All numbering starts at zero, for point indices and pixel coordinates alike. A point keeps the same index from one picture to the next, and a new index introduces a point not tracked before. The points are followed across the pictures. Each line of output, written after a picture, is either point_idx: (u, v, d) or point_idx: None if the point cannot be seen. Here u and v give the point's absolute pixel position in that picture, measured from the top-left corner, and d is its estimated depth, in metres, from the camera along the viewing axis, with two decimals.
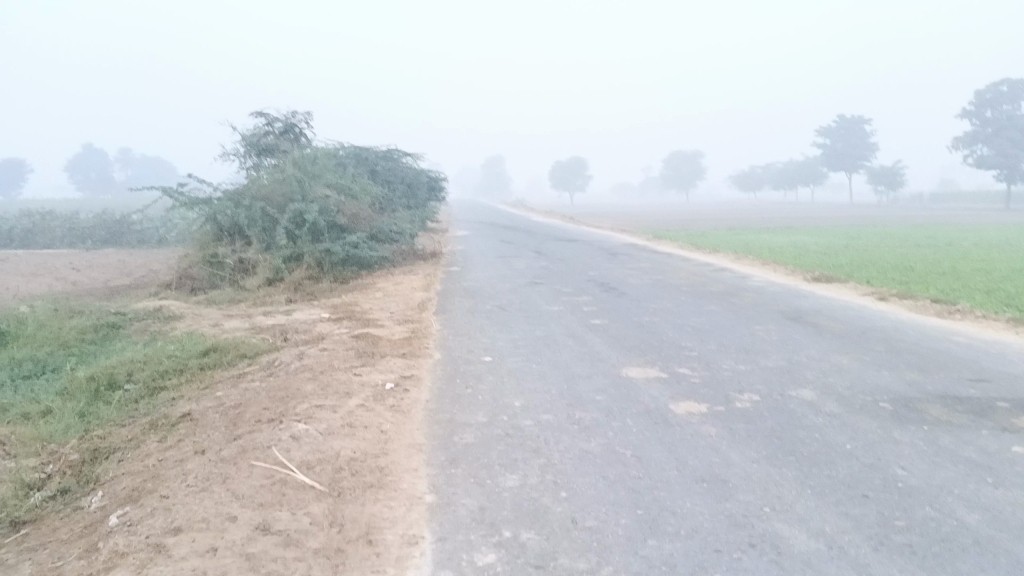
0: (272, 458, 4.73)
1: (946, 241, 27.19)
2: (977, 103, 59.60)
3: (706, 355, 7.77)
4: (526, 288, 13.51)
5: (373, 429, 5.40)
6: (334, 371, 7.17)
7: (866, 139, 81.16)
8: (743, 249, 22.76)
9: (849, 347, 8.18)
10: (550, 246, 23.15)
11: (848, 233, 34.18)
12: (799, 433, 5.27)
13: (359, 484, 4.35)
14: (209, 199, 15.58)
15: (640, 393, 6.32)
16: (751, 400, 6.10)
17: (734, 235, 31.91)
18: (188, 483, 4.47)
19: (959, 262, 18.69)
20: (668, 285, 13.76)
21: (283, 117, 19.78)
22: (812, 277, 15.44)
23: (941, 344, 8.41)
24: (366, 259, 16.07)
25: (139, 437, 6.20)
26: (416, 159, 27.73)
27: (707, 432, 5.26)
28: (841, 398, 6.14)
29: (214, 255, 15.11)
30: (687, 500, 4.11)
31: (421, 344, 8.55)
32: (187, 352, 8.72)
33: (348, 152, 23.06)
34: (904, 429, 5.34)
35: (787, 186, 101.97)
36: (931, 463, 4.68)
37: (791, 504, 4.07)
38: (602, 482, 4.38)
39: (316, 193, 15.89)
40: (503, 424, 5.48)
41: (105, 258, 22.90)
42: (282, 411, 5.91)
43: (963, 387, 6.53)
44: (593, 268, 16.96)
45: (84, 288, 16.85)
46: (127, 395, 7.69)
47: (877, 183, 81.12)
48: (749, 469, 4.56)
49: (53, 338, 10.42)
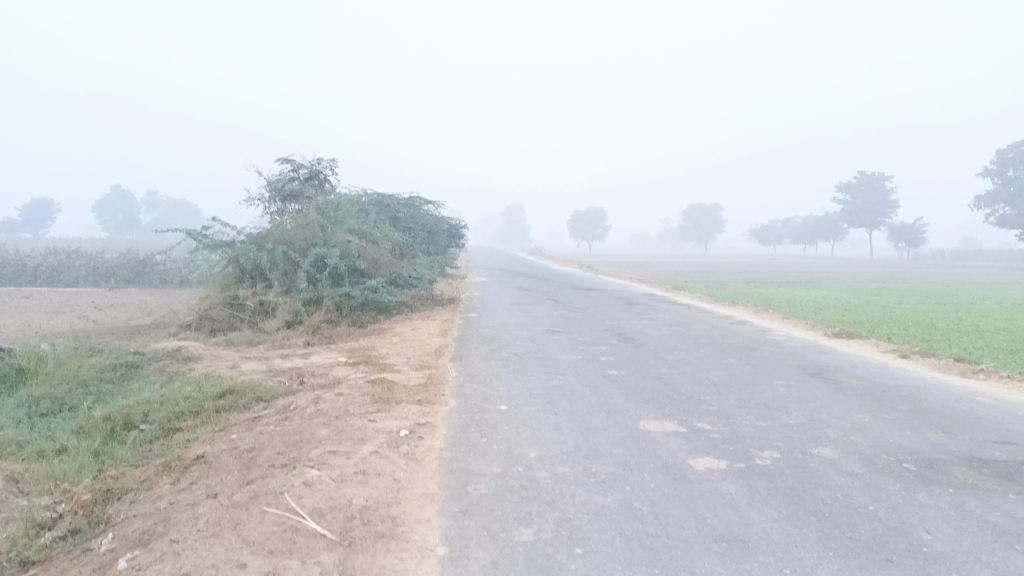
0: (283, 505, 4.68)
1: (968, 299, 26.93)
2: (1000, 163, 59.57)
3: (725, 409, 7.67)
4: (544, 336, 13.46)
5: (386, 477, 5.35)
6: (349, 416, 7.14)
7: (887, 196, 81.10)
8: (764, 303, 22.64)
9: (871, 405, 8.05)
10: (569, 295, 23.15)
11: (869, 289, 33.94)
12: (820, 492, 5.16)
13: (370, 534, 4.28)
14: (232, 242, 15.76)
15: (658, 447, 6.23)
16: (771, 457, 5.99)
17: (754, 288, 31.81)
18: (199, 527, 4.42)
19: (982, 321, 18.47)
20: (687, 337, 13.68)
21: (308, 163, 20.07)
22: (832, 332, 15.30)
23: (965, 405, 8.25)
24: (384, 303, 16.12)
25: (151, 478, 6.17)
26: (437, 206, 27.99)
27: (726, 490, 5.16)
28: (864, 458, 6.01)
29: (235, 297, 15.22)
30: (705, 560, 4.02)
31: (437, 391, 8.50)
32: (204, 394, 8.73)
33: (370, 199, 23.31)
34: (928, 491, 5.22)
35: (807, 240, 101.79)
36: (957, 528, 4.55)
37: (812, 567, 3.96)
38: (618, 538, 4.29)
39: (337, 238, 16.05)
40: (518, 475, 5.42)
41: (127, 297, 23.16)
42: (295, 456, 5.87)
43: (990, 449, 6.39)
44: (612, 318, 16.91)
45: (106, 326, 17.01)
46: (142, 435, 7.69)
47: (898, 239, 80.74)
48: (769, 529, 4.45)
49: (71, 376, 10.47)
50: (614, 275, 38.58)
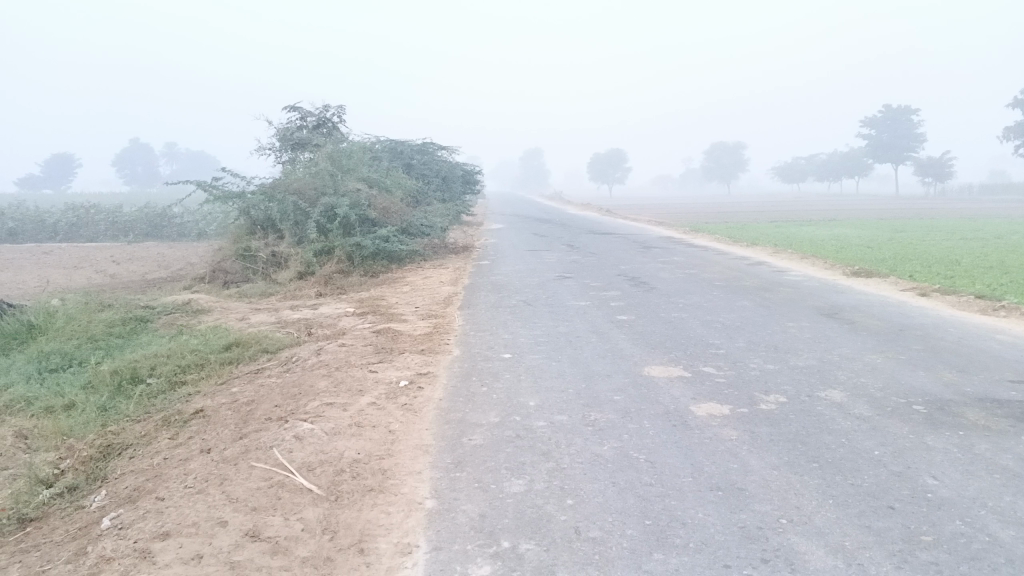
0: (273, 459, 4.63)
1: (995, 234, 26.35)
2: None
3: (733, 353, 7.51)
4: (555, 282, 13.29)
5: (381, 429, 5.26)
6: (350, 367, 7.07)
7: (913, 130, 79.14)
8: (783, 243, 22.22)
9: (884, 345, 7.85)
10: (585, 239, 22.89)
11: (893, 225, 33.22)
12: (824, 437, 5.01)
13: (357, 488, 4.21)
14: (242, 193, 15.59)
15: (660, 393, 6.10)
16: (777, 401, 5.85)
17: (775, 227, 31.34)
18: (186, 484, 4.39)
19: (1008, 256, 18.02)
20: (701, 280, 13.44)
21: (317, 111, 19.80)
22: (850, 271, 14.99)
23: (982, 343, 8.02)
24: (396, 252, 15.98)
25: (151, 433, 6.15)
26: (450, 152, 27.62)
27: (727, 436, 5.03)
28: (872, 400, 5.84)
29: (247, 248, 15.15)
30: (699, 510, 3.90)
31: (441, 340, 8.41)
32: (210, 347, 8.69)
33: (382, 146, 22.99)
34: (937, 434, 5.06)
35: (831, 178, 99.92)
36: (964, 472, 4.39)
37: (810, 515, 3.83)
38: (611, 489, 4.18)
39: (347, 187, 15.85)
40: (515, 425, 5.31)
41: (145, 251, 23.19)
42: (292, 409, 5.81)
43: (1004, 389, 6.19)
44: (626, 261, 16.67)
45: (122, 281, 17.06)
46: (148, 390, 7.67)
47: (924, 174, 79.06)
48: (768, 477, 4.32)
49: (81, 330, 10.50)
50: (634, 218, 38.11)
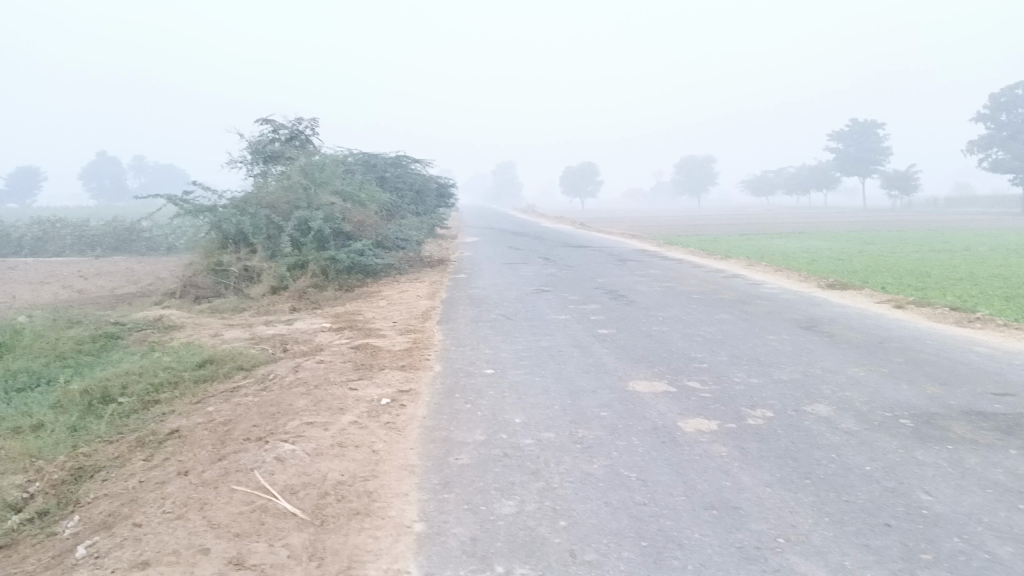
0: (254, 482, 4.48)
1: (962, 246, 26.74)
2: (993, 107, 58.99)
3: (717, 367, 7.47)
4: (533, 296, 13.21)
5: (364, 449, 5.13)
6: (329, 385, 6.93)
7: (879, 144, 80.46)
8: (757, 256, 22.36)
9: (865, 358, 7.87)
10: (560, 252, 22.87)
11: (863, 238, 33.69)
12: (815, 453, 4.96)
13: (343, 512, 4.08)
14: (214, 206, 15.33)
15: (647, 408, 6.03)
16: (764, 415, 5.81)
17: (747, 240, 31.62)
18: (164, 509, 4.24)
19: (976, 268, 18.30)
20: (679, 293, 13.44)
21: (289, 124, 19.60)
22: (826, 283, 15.09)
23: (962, 355, 8.07)
24: (371, 266, 15.81)
25: (125, 455, 5.95)
26: (424, 165, 27.52)
27: (717, 452, 4.97)
28: (859, 414, 5.82)
29: (219, 263, 14.88)
30: (695, 530, 3.82)
31: (422, 355, 8.28)
32: (184, 364, 8.48)
33: (355, 159, 22.83)
34: (926, 448, 5.04)
35: (800, 191, 101.18)
36: (957, 487, 4.37)
37: (807, 534, 3.78)
38: (604, 509, 4.09)
39: (322, 200, 15.68)
40: (501, 443, 5.21)
41: (113, 266, 22.76)
42: (271, 428, 5.65)
43: (987, 401, 6.21)
44: (603, 274, 16.65)
45: (90, 296, 16.70)
46: (120, 409, 7.45)
47: (891, 187, 80.33)
48: (762, 495, 4.26)
49: (49, 349, 10.22)
50: (607, 231, 38.31)
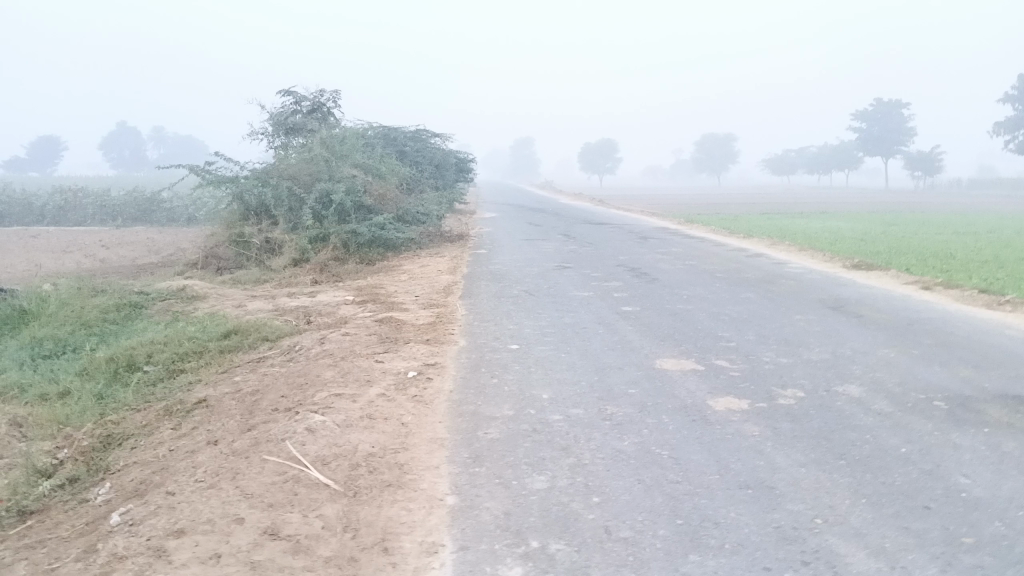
0: (285, 453, 4.48)
1: (985, 229, 26.36)
2: (1022, 87, 57.82)
3: (744, 346, 7.39)
4: (554, 272, 13.15)
5: (393, 421, 5.12)
6: (355, 357, 6.92)
7: (903, 123, 79.28)
8: (779, 235, 22.15)
9: (895, 340, 7.76)
10: (580, 229, 22.75)
11: (885, 218, 33.28)
12: (849, 434, 4.90)
13: (376, 484, 4.07)
14: (236, 178, 15.31)
15: (676, 387, 5.98)
16: (795, 396, 5.74)
17: (767, 219, 31.39)
18: (196, 478, 4.26)
19: (1002, 251, 18.03)
20: (701, 271, 13.32)
21: (311, 96, 19.48)
22: (850, 264, 14.91)
23: (993, 338, 7.94)
24: (392, 240, 15.78)
25: (153, 423, 5.97)
26: (444, 139, 27.38)
27: (749, 432, 4.92)
28: (891, 396, 5.74)
29: (241, 234, 14.88)
30: (731, 509, 3.78)
31: (446, 329, 8.25)
32: (208, 334, 8.49)
33: (376, 132, 22.73)
34: (963, 431, 4.96)
35: (821, 171, 100.00)
36: (996, 471, 4.29)
37: (845, 515, 3.73)
38: (637, 486, 4.05)
39: (343, 172, 15.64)
40: (530, 419, 5.17)
41: (134, 235, 22.87)
42: (299, 399, 5.65)
43: (1023, 385, 6.11)
44: (624, 252, 16.53)
45: (112, 265, 16.78)
46: (146, 378, 7.48)
47: (913, 168, 79.27)
48: (797, 475, 4.21)
49: (74, 317, 10.28)
50: (625, 208, 38.10)
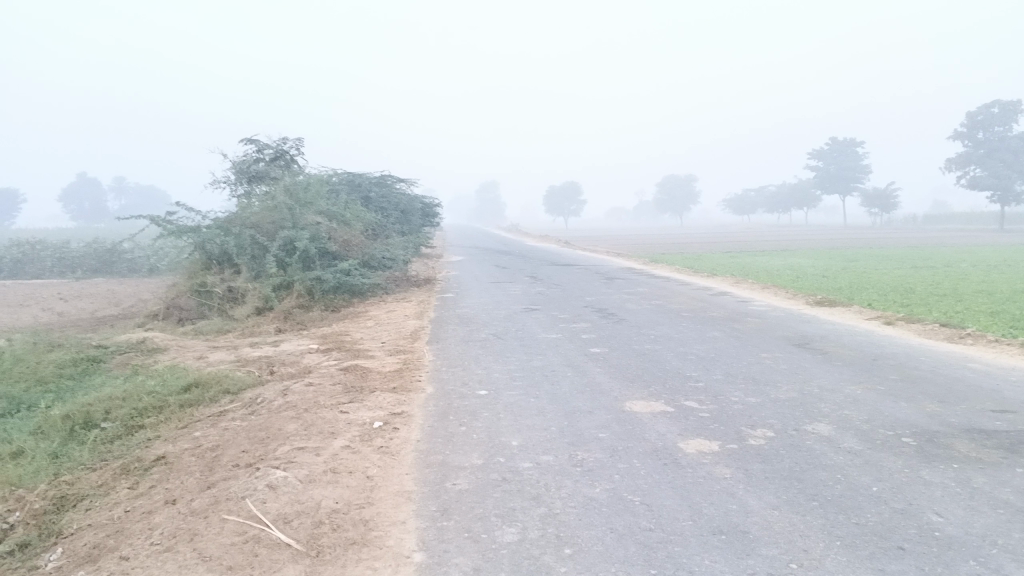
0: (246, 511, 4.33)
1: (943, 263, 26.93)
2: (971, 125, 59.71)
3: (713, 386, 7.37)
4: (522, 315, 13.11)
5: (359, 475, 4.98)
6: (319, 408, 6.76)
7: (858, 162, 81.25)
8: (742, 273, 22.41)
9: (862, 376, 7.80)
10: (547, 271, 22.80)
11: (846, 254, 33.86)
12: (820, 474, 4.86)
13: (340, 542, 3.94)
14: (198, 227, 15.12)
15: (646, 430, 5.92)
16: (764, 436, 5.71)
17: (731, 258, 31.78)
18: (152, 541, 4.10)
19: (960, 284, 18.40)
20: (668, 311, 13.37)
21: (274, 144, 19.42)
22: (813, 301, 15.09)
23: (957, 372, 8.02)
24: (358, 286, 15.65)
25: (109, 483, 5.76)
26: (409, 184, 27.42)
27: (721, 474, 4.87)
28: (860, 433, 5.73)
29: (203, 284, 14.65)
30: (705, 556, 3.71)
31: (413, 376, 8.14)
32: (168, 388, 8.27)
33: (340, 179, 22.69)
34: (932, 467, 4.96)
35: (781, 210, 101.77)
36: (967, 508, 4.28)
37: (820, 558, 3.67)
38: (610, 535, 3.97)
39: (307, 219, 15.53)
40: (500, 468, 5.07)
41: (94, 287, 22.46)
42: (261, 454, 5.49)
43: (988, 418, 6.15)
44: (591, 293, 16.55)
45: (71, 318, 16.40)
46: (103, 435, 7.23)
47: (870, 204, 81.05)
48: (770, 518, 4.15)
49: (30, 373, 9.97)
50: (592, 250, 38.36)
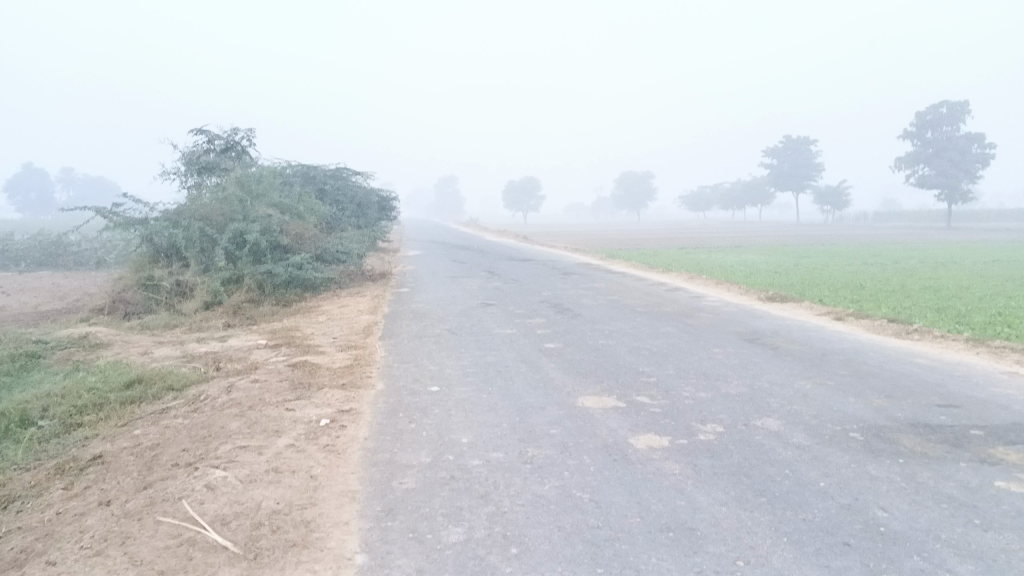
0: (182, 513, 4.19)
1: (892, 260, 27.45)
2: (920, 126, 61.16)
3: (665, 381, 7.36)
4: (477, 310, 13.01)
5: (302, 474, 4.85)
6: (265, 406, 6.59)
7: (812, 160, 82.52)
8: (697, 268, 22.59)
9: (812, 371, 7.87)
10: (504, 266, 22.73)
11: (799, 251, 34.41)
12: (768, 469, 4.87)
13: (279, 543, 3.83)
14: (145, 219, 14.72)
15: (597, 426, 5.87)
16: (714, 431, 5.71)
17: (687, 254, 31.97)
18: (81, 545, 3.94)
19: (908, 280, 18.76)
20: (623, 306, 13.37)
21: (225, 134, 19.02)
22: (766, 296, 15.23)
23: (903, 367, 8.14)
24: (310, 280, 15.38)
25: (42, 483, 5.53)
26: (365, 177, 27.10)
27: (670, 470, 4.84)
28: (809, 428, 5.76)
29: (150, 277, 14.27)
30: (652, 554, 3.67)
31: (363, 373, 7.99)
32: (109, 385, 8.01)
33: (294, 171, 22.31)
34: (878, 462, 4.99)
35: (736, 207, 102.96)
36: (912, 502, 4.31)
37: (766, 556, 3.65)
38: (557, 534, 3.91)
39: (258, 212, 15.18)
40: (448, 466, 4.98)
41: (37, 280, 21.77)
42: (202, 453, 5.33)
43: (933, 413, 6.24)
44: (547, 288, 16.49)
45: (11, 313, 15.84)
46: (39, 433, 6.96)
47: (823, 202, 82.43)
48: (718, 515, 4.12)
49: None
50: (549, 244, 38.35)
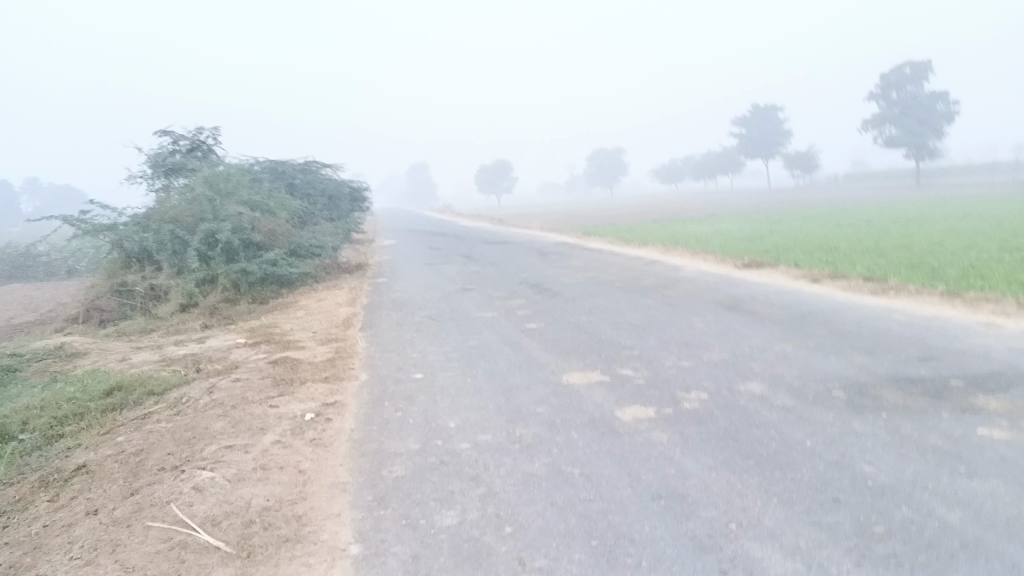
0: (171, 516, 4.16)
1: (864, 220, 27.62)
2: (885, 85, 61.58)
3: (648, 353, 7.39)
4: (456, 295, 12.96)
5: (290, 470, 4.82)
6: (248, 404, 6.54)
7: (780, 126, 82.81)
8: (672, 240, 22.62)
9: (792, 333, 7.93)
10: (480, 249, 22.66)
11: (772, 217, 34.54)
12: (755, 432, 4.90)
13: (272, 540, 3.80)
14: (114, 224, 14.51)
15: (583, 401, 5.88)
16: (699, 398, 5.74)
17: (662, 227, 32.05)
18: (71, 555, 3.90)
19: (881, 239, 18.91)
20: (601, 282, 13.38)
21: (190, 134, 18.76)
22: (742, 263, 15.29)
23: (881, 324, 8.21)
24: (286, 276, 15.25)
25: (26, 497, 5.45)
26: (335, 169, 26.85)
27: (659, 440, 4.86)
28: (792, 390, 5.81)
29: (123, 283, 14.09)
30: (644, 523, 3.69)
31: (345, 365, 7.94)
32: (89, 393, 7.90)
33: (263, 167, 22.06)
34: (863, 418, 5.04)
35: (707, 177, 103.23)
36: (898, 455, 4.35)
37: (758, 517, 3.68)
38: (549, 510, 3.91)
39: (229, 210, 15.00)
40: (437, 451, 4.96)
41: (9, 294, 21.41)
42: (187, 456, 5.27)
43: (913, 367, 6.30)
44: (524, 269, 16.46)
45: None
46: (20, 447, 6.85)
47: (793, 168, 82.83)
48: (707, 480, 4.15)
49: None
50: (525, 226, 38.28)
